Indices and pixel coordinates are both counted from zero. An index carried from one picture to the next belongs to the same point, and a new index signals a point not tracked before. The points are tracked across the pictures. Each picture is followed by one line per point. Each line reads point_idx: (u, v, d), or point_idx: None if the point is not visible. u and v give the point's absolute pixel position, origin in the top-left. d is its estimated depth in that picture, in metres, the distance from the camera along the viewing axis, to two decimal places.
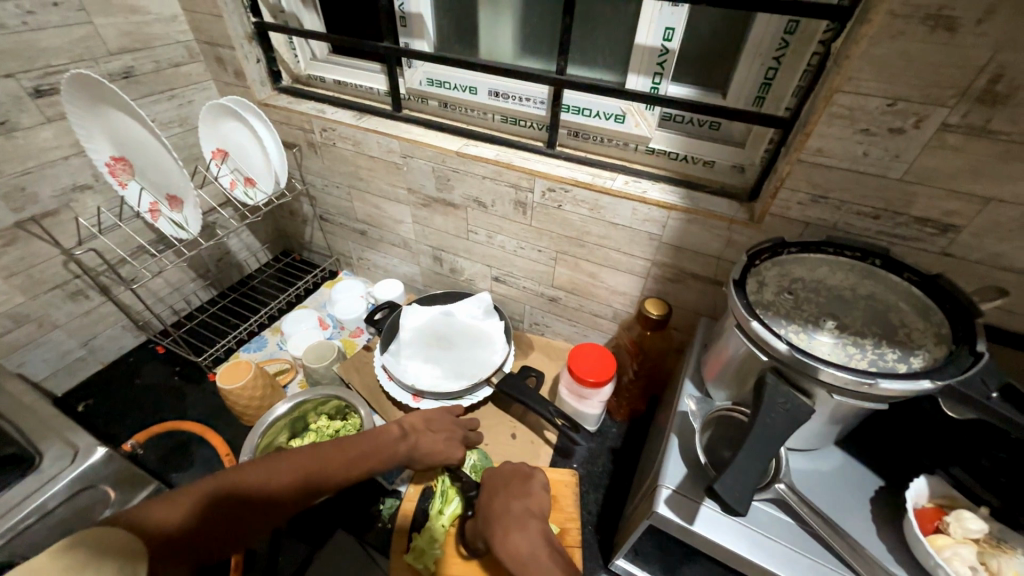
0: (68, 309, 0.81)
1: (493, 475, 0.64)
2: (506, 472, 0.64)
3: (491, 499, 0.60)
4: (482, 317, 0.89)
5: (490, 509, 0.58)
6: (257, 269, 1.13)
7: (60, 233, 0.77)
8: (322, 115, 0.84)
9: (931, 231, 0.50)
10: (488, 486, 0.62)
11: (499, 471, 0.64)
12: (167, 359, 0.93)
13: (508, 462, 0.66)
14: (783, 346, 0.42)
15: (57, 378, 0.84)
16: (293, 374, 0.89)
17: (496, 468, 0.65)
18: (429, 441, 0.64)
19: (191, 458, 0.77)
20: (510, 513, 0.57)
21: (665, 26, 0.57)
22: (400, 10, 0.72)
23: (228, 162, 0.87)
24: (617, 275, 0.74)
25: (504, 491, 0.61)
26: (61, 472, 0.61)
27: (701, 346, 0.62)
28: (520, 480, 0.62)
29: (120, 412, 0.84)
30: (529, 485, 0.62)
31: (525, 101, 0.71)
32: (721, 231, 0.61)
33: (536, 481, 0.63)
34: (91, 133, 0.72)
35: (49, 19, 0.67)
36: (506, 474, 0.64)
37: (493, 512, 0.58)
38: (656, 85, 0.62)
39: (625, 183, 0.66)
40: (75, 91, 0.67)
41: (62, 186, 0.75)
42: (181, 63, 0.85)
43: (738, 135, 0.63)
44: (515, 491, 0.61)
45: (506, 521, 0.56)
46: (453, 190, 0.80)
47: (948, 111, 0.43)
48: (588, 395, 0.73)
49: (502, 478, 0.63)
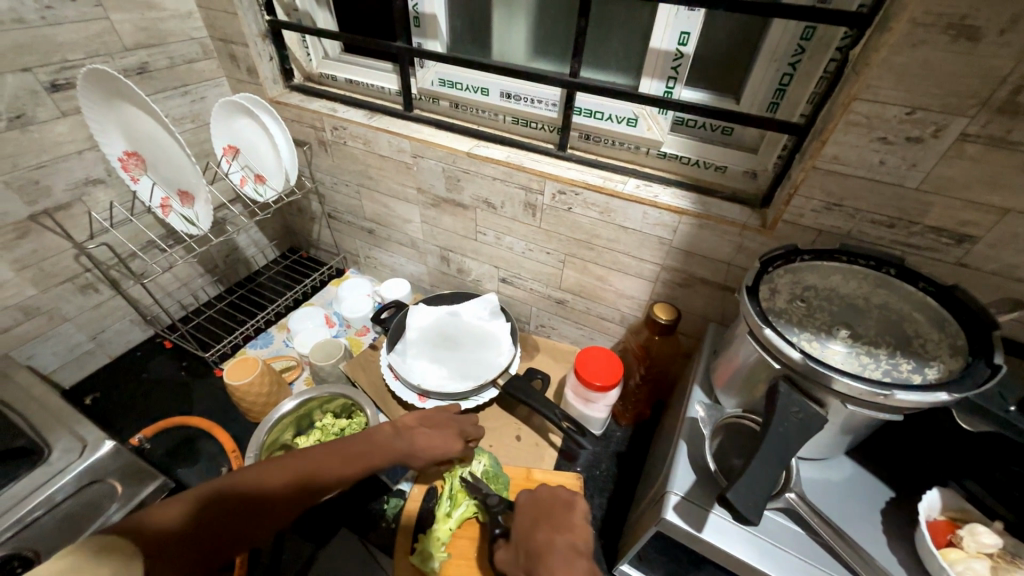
0: (78, 302, 0.82)
1: (530, 504, 0.59)
2: (545, 499, 0.59)
3: (531, 531, 0.56)
4: (488, 318, 0.89)
5: (533, 543, 0.54)
6: (264, 265, 1.14)
7: (72, 226, 0.77)
8: (334, 114, 0.84)
9: (946, 241, 0.50)
10: (524, 516, 0.58)
11: (536, 498, 0.60)
12: (174, 354, 0.93)
13: (547, 487, 0.61)
14: (797, 354, 0.41)
15: (65, 371, 0.85)
16: (299, 371, 0.89)
17: (531, 495, 0.60)
18: (427, 438, 0.64)
19: (197, 453, 0.77)
20: (555, 546, 0.53)
21: (680, 30, 0.57)
22: (414, 11, 0.72)
23: (239, 159, 0.87)
24: (625, 279, 0.74)
25: (545, 520, 0.56)
26: (69, 465, 0.61)
27: (710, 352, 0.62)
28: (558, 509, 0.58)
29: (127, 406, 0.84)
30: (572, 515, 0.57)
31: (537, 103, 0.71)
32: (733, 237, 0.61)
33: (577, 508, 0.58)
34: (105, 127, 0.72)
35: (67, 14, 0.68)
36: (544, 501, 0.59)
37: (536, 545, 0.54)
38: (669, 89, 0.62)
39: (637, 187, 0.66)
40: (91, 86, 0.67)
41: (75, 179, 0.75)
42: (194, 59, 0.85)
43: (750, 140, 0.63)
44: (558, 522, 0.56)
45: (555, 556, 0.51)
46: (463, 191, 0.80)
47: (967, 121, 0.43)
48: (595, 398, 0.73)
49: (540, 506, 0.59)
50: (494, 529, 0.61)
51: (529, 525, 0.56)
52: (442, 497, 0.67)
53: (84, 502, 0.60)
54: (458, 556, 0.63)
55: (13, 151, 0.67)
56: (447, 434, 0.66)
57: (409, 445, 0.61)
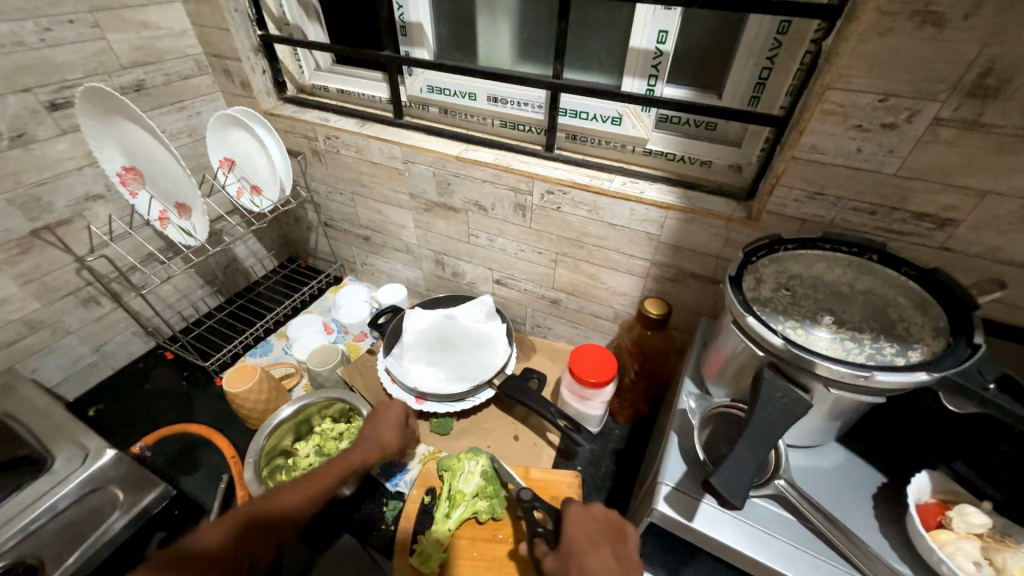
0: (80, 315, 0.83)
1: (581, 519, 0.54)
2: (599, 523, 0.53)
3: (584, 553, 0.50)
4: (484, 320, 0.90)
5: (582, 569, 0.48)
6: (263, 275, 1.15)
7: (73, 241, 0.79)
8: (325, 123, 0.86)
9: (929, 226, 0.50)
10: (574, 530, 0.53)
11: (589, 516, 0.54)
12: (176, 364, 0.94)
13: (600, 507, 0.55)
14: (778, 339, 0.42)
15: (69, 384, 0.86)
16: (298, 378, 0.90)
17: (584, 509, 0.55)
18: (382, 423, 0.69)
19: (198, 461, 0.78)
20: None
21: (658, 29, 0.58)
22: (400, 20, 0.74)
23: (235, 171, 0.89)
24: (617, 276, 0.75)
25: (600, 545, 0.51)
26: (72, 473, 0.62)
27: (701, 345, 0.62)
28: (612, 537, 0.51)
29: (130, 417, 0.85)
30: (626, 545, 0.50)
31: (524, 106, 0.73)
32: (719, 230, 0.62)
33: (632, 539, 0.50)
34: (103, 143, 0.74)
35: (65, 36, 0.70)
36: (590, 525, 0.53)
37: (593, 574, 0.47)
38: (651, 86, 0.63)
39: (623, 184, 0.66)
40: (90, 104, 0.70)
41: (75, 196, 0.77)
42: (190, 76, 0.88)
43: (734, 135, 0.64)
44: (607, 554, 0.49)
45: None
46: (454, 195, 0.81)
47: (940, 105, 0.43)
48: (590, 395, 0.73)
49: (592, 525, 0.53)
50: (535, 527, 0.58)
51: (580, 537, 0.52)
52: (441, 499, 0.67)
53: (87, 509, 0.61)
54: (457, 556, 0.64)
55: (15, 169, 0.69)
56: (397, 412, 0.71)
57: (374, 437, 0.67)
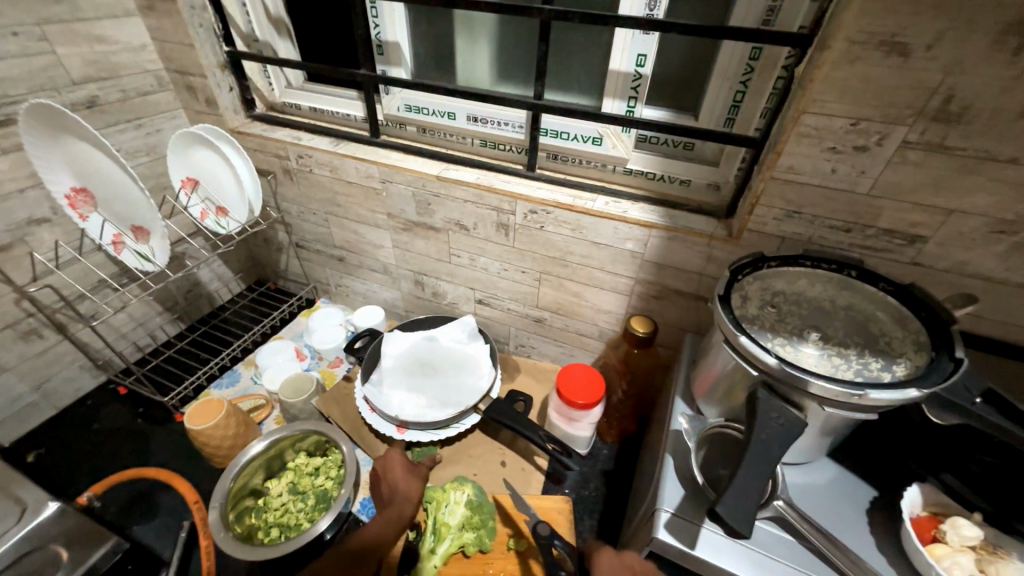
0: (18, 350, 0.75)
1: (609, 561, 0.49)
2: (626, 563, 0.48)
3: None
4: (466, 341, 0.88)
5: None
6: (230, 300, 1.09)
7: (13, 270, 0.72)
8: (298, 142, 0.83)
9: (899, 242, 0.52)
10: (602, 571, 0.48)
11: (618, 561, 0.48)
12: (130, 400, 0.87)
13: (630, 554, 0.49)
14: (772, 359, 0.42)
15: (4, 427, 0.77)
16: (268, 410, 0.84)
17: (614, 555, 0.49)
18: (390, 478, 0.66)
19: (155, 507, 0.71)
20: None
21: (636, 52, 0.59)
22: (376, 39, 0.73)
23: (198, 191, 0.85)
24: (601, 294, 0.74)
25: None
26: (6, 533, 0.56)
27: (689, 362, 0.62)
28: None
29: (76, 461, 0.77)
30: None
31: (504, 125, 0.73)
32: (701, 248, 0.62)
33: None
34: (52, 164, 0.68)
35: (8, 49, 0.65)
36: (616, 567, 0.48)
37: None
38: (631, 108, 0.64)
39: (606, 204, 0.66)
40: (35, 122, 0.64)
41: (16, 219, 0.70)
42: (149, 92, 0.83)
43: (710, 155, 0.66)
44: None
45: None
46: (434, 215, 0.79)
47: (907, 129, 0.45)
48: (578, 417, 0.72)
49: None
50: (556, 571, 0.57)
51: None
52: (426, 533, 0.63)
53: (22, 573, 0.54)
54: None
55: None
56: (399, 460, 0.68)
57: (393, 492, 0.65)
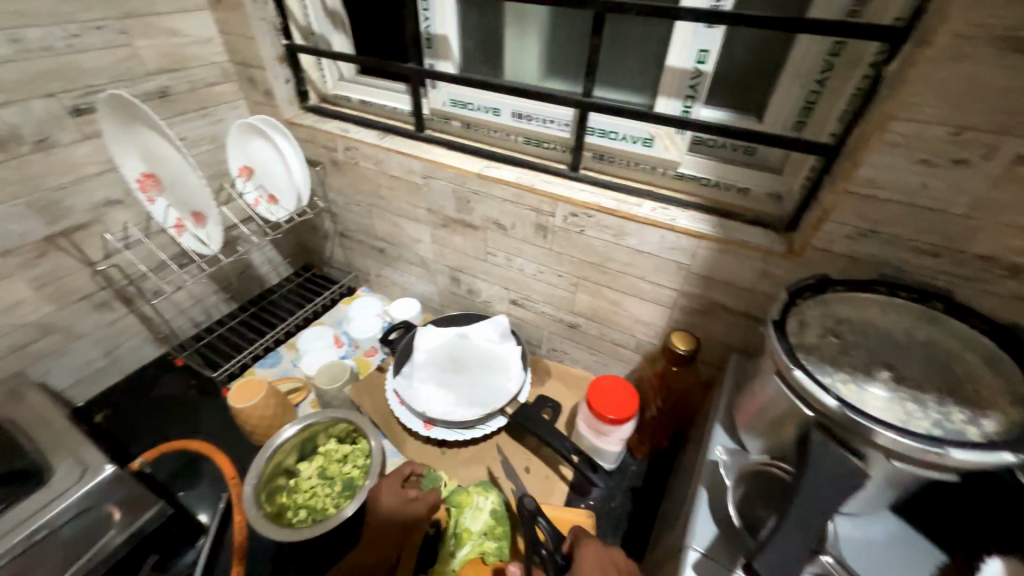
0: (92, 320, 0.83)
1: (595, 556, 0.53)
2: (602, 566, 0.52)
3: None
4: (498, 341, 0.87)
5: None
6: (278, 283, 1.14)
7: (90, 247, 0.78)
8: (346, 134, 0.84)
9: (997, 272, 0.45)
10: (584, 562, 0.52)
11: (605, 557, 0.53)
12: (185, 372, 0.93)
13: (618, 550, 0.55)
14: (833, 401, 0.37)
15: (78, 388, 0.85)
16: (305, 393, 0.87)
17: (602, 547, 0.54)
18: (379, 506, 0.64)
19: (198, 476, 0.76)
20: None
21: (697, 47, 0.54)
22: (426, 32, 0.72)
23: (254, 179, 0.89)
24: (641, 304, 0.70)
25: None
26: (71, 487, 0.60)
27: (732, 387, 0.58)
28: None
29: (135, 425, 0.84)
30: None
31: (550, 123, 0.70)
32: (755, 263, 0.57)
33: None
34: (125, 149, 0.74)
35: (93, 42, 0.70)
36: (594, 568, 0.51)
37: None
38: (687, 108, 0.59)
39: (653, 210, 0.62)
40: (111, 111, 0.70)
41: (94, 200, 0.77)
42: (213, 83, 0.87)
43: (775, 161, 0.60)
44: None
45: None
46: (473, 212, 0.78)
47: (1021, 142, 0.38)
48: (609, 432, 0.69)
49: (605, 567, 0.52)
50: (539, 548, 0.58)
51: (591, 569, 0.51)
52: (448, 536, 0.64)
53: (84, 526, 0.60)
54: None
55: (38, 173, 0.69)
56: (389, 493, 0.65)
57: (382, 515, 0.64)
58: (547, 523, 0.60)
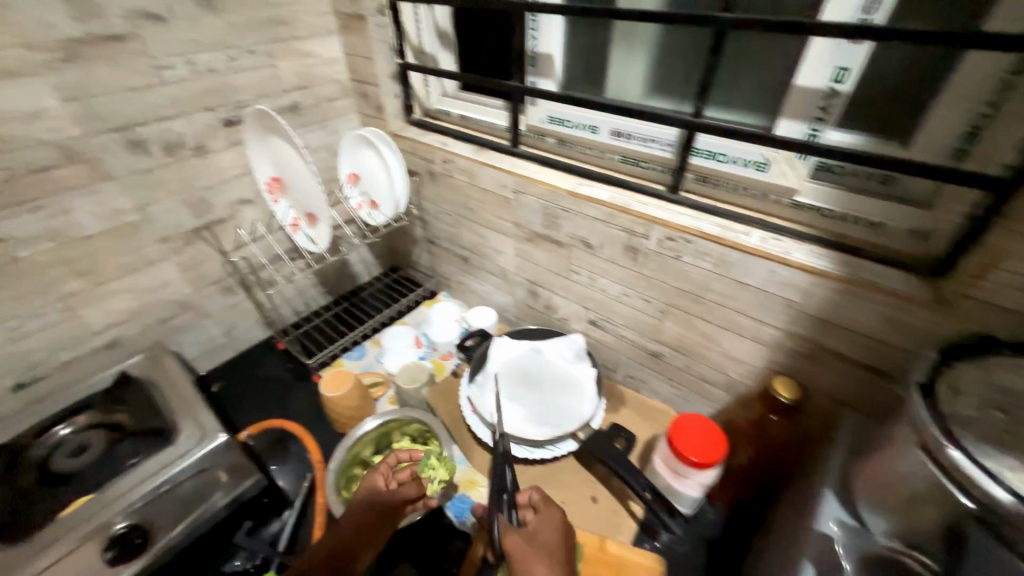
0: (218, 302, 0.95)
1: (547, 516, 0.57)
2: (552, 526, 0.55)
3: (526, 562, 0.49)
4: (572, 361, 0.85)
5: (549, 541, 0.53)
6: (368, 282, 1.23)
7: (224, 239, 0.90)
8: (444, 148, 0.88)
9: None
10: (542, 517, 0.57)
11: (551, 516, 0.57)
12: (284, 356, 1.03)
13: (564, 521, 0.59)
14: (1004, 494, 0.31)
15: (201, 360, 0.98)
16: (385, 388, 0.92)
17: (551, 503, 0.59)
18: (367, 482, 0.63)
19: (288, 454, 0.83)
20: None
21: (835, 65, 0.50)
22: (531, 51, 0.74)
23: (359, 186, 0.97)
24: (737, 341, 0.65)
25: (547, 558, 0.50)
26: (192, 451, 0.69)
27: (847, 449, 0.50)
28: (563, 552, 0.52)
29: (242, 398, 0.95)
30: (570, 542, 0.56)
31: (651, 143, 0.68)
32: (888, 311, 0.50)
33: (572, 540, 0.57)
34: (259, 157, 0.86)
35: (245, 64, 0.81)
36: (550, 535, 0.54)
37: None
38: (814, 131, 0.54)
39: (763, 240, 0.57)
40: (254, 123, 0.82)
41: (232, 199, 0.88)
42: (334, 98, 0.97)
43: (919, 193, 0.52)
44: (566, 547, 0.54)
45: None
46: (560, 229, 0.77)
47: None
48: (688, 473, 0.64)
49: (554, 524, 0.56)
50: (503, 496, 0.61)
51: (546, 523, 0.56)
52: None
53: (197, 485, 0.67)
54: None
55: (193, 174, 0.81)
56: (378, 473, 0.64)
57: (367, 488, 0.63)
58: (511, 477, 0.64)
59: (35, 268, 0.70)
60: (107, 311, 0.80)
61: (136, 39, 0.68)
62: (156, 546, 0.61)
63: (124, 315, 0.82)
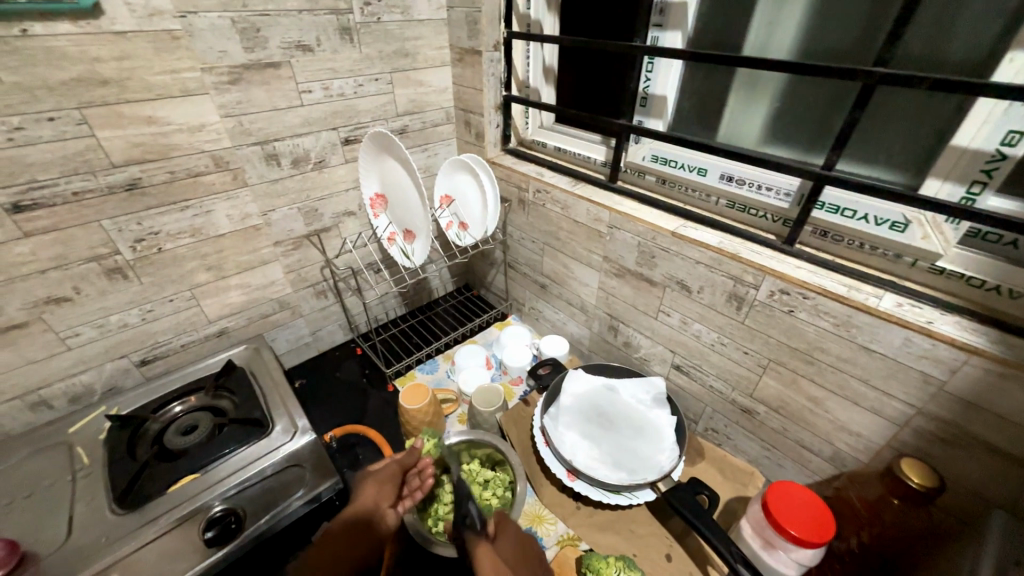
0: (312, 303, 1.02)
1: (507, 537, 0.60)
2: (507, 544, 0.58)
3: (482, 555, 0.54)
4: (650, 404, 0.82)
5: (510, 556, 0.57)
6: (442, 297, 1.28)
7: (328, 246, 0.98)
8: (540, 178, 0.91)
9: None
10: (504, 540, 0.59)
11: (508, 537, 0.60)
12: (361, 361, 1.08)
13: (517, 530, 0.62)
14: None
15: (289, 356, 1.05)
16: (455, 406, 0.94)
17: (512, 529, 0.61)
18: (365, 475, 0.66)
19: (361, 460, 0.86)
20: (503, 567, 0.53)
21: (1005, 128, 0.45)
22: (643, 92, 0.76)
23: (450, 207, 1.01)
24: (851, 409, 0.60)
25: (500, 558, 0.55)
26: (283, 445, 0.73)
27: (1000, 558, 0.43)
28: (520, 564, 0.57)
29: (321, 397, 0.99)
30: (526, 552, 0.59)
31: (766, 190, 0.65)
32: None
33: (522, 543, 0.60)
34: (369, 175, 0.91)
35: (370, 90, 0.88)
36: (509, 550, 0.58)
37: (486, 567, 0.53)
38: (971, 195, 0.49)
39: (897, 306, 0.53)
40: (371, 143, 0.87)
41: (338, 210, 0.96)
42: (438, 124, 1.03)
43: None
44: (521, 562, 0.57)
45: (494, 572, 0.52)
46: (655, 268, 0.76)
47: None
48: (781, 546, 0.58)
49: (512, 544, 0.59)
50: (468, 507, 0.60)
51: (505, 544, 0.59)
52: None
53: (283, 481, 0.70)
54: None
55: (311, 186, 0.89)
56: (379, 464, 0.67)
57: (367, 481, 0.64)
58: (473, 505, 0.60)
59: (175, 260, 0.78)
60: (222, 303, 0.88)
61: (287, 66, 0.76)
62: (246, 532, 0.63)
63: (235, 307, 0.90)
